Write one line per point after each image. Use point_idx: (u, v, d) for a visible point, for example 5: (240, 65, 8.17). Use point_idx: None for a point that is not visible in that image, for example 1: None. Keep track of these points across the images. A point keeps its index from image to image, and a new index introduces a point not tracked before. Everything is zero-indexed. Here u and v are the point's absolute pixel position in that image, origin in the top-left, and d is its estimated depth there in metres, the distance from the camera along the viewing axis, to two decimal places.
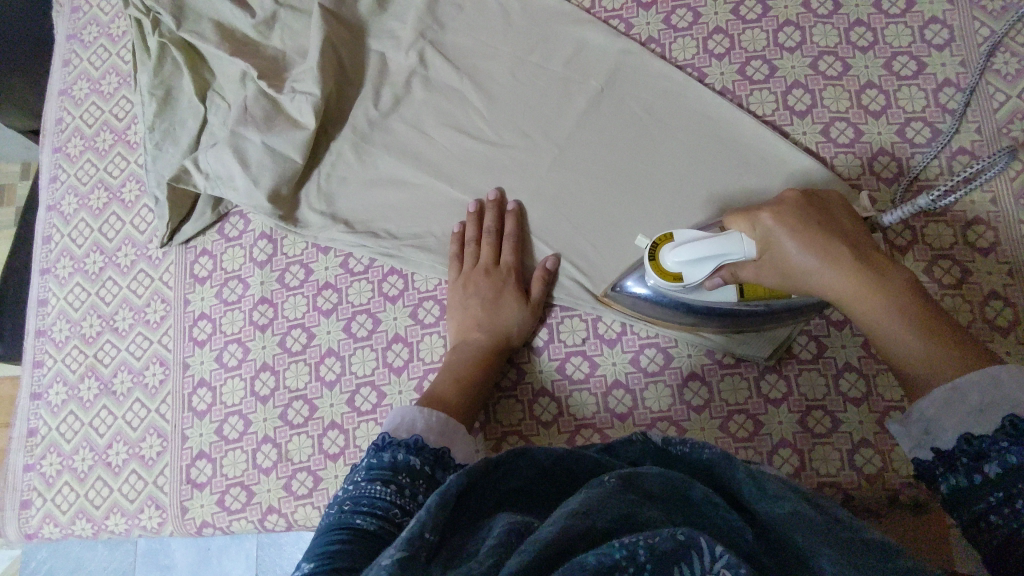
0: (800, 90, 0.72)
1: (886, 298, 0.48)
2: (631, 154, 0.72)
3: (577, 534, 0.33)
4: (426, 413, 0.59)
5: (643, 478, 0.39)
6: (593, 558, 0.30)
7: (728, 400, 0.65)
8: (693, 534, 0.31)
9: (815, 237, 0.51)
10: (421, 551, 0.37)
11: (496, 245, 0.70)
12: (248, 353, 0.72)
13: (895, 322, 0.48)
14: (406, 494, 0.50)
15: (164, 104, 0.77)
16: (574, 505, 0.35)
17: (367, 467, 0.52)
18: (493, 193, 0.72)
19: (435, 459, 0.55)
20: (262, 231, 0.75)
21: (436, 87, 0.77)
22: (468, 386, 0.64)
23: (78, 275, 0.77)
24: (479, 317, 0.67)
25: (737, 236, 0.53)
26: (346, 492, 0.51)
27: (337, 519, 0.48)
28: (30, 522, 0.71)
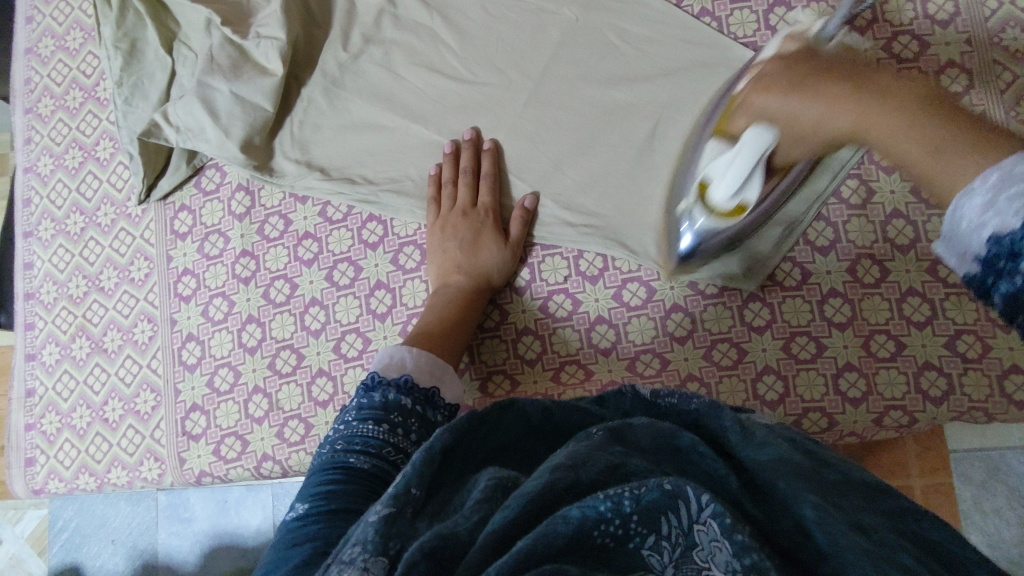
0: (782, 8, 0.69)
1: (922, 123, 0.38)
2: (610, 84, 0.70)
3: (565, 487, 0.36)
4: (415, 352, 0.59)
5: (632, 432, 0.42)
6: (577, 511, 0.33)
7: (712, 330, 0.65)
8: (679, 484, 0.33)
9: (805, 87, 0.45)
10: (408, 507, 0.38)
11: (474, 185, 0.69)
12: (234, 306, 0.73)
13: (957, 147, 0.35)
14: (398, 432, 0.51)
15: (130, 58, 0.75)
16: (560, 458, 0.38)
17: (358, 408, 0.52)
18: (469, 133, 0.71)
19: (425, 399, 0.56)
20: (238, 183, 0.75)
21: (407, 25, 0.74)
22: (454, 326, 0.64)
23: (60, 237, 0.77)
24: (459, 260, 0.67)
25: (750, 133, 0.51)
26: (338, 432, 0.51)
27: (329, 457, 0.48)
28: (35, 479, 0.74)
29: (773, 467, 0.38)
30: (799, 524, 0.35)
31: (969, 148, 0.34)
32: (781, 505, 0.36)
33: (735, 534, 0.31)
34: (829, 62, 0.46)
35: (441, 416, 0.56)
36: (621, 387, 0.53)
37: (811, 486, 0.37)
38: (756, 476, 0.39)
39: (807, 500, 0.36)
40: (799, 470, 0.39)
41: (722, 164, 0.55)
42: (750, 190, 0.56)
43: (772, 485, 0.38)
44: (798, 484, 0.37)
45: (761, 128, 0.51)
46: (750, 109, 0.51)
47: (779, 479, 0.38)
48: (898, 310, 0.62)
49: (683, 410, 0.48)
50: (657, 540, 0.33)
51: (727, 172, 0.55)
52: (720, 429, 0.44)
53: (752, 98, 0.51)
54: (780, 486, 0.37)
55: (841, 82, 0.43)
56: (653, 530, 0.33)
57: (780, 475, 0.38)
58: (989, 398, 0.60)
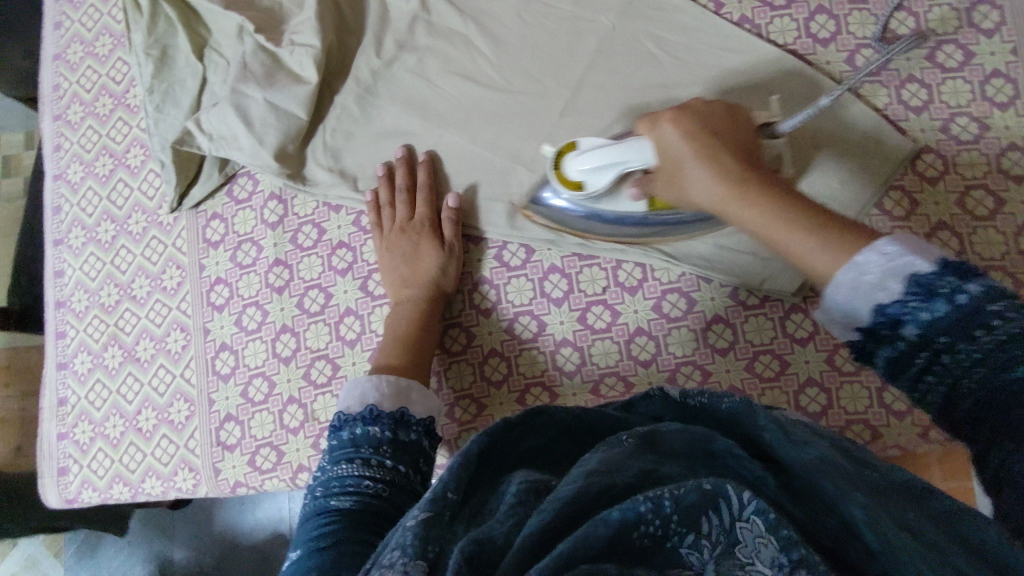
0: (823, 16, 0.68)
1: (795, 217, 0.45)
2: (648, 94, 0.69)
3: (598, 492, 0.34)
4: (376, 381, 0.58)
5: (662, 438, 0.41)
6: (616, 513, 0.31)
7: (754, 342, 0.65)
8: (719, 484, 0.32)
9: (715, 156, 0.51)
10: (446, 510, 0.37)
11: (410, 201, 0.70)
12: (267, 316, 0.72)
13: (817, 246, 0.43)
14: (373, 463, 0.50)
15: (162, 65, 0.75)
16: (594, 463, 0.36)
17: (330, 451, 0.52)
18: (401, 150, 0.72)
19: (397, 422, 0.54)
20: (271, 191, 0.74)
21: (441, 32, 0.74)
22: (410, 344, 0.64)
23: (91, 244, 0.77)
24: (404, 275, 0.68)
25: (636, 142, 0.57)
26: (318, 477, 0.51)
27: (313, 507, 0.48)
28: (69, 488, 0.73)
29: (817, 467, 0.35)
30: (842, 519, 0.34)
31: (829, 249, 0.42)
32: (823, 504, 0.35)
33: (780, 528, 0.30)
34: (722, 129, 0.54)
35: (416, 434, 0.55)
36: (650, 391, 0.53)
37: (859, 486, 0.34)
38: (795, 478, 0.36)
39: (857, 500, 0.32)
40: (842, 469, 0.35)
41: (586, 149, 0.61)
42: (593, 178, 0.60)
43: (818, 485, 0.34)
44: (846, 484, 0.34)
45: (646, 142, 0.57)
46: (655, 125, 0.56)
47: (825, 478, 0.34)
48: None
49: (716, 410, 0.45)
50: (697, 538, 0.31)
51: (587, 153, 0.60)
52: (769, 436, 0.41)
53: (660, 118, 0.55)
54: (824, 486, 0.34)
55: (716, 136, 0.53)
56: (694, 528, 0.31)
57: (824, 473, 0.35)
58: None
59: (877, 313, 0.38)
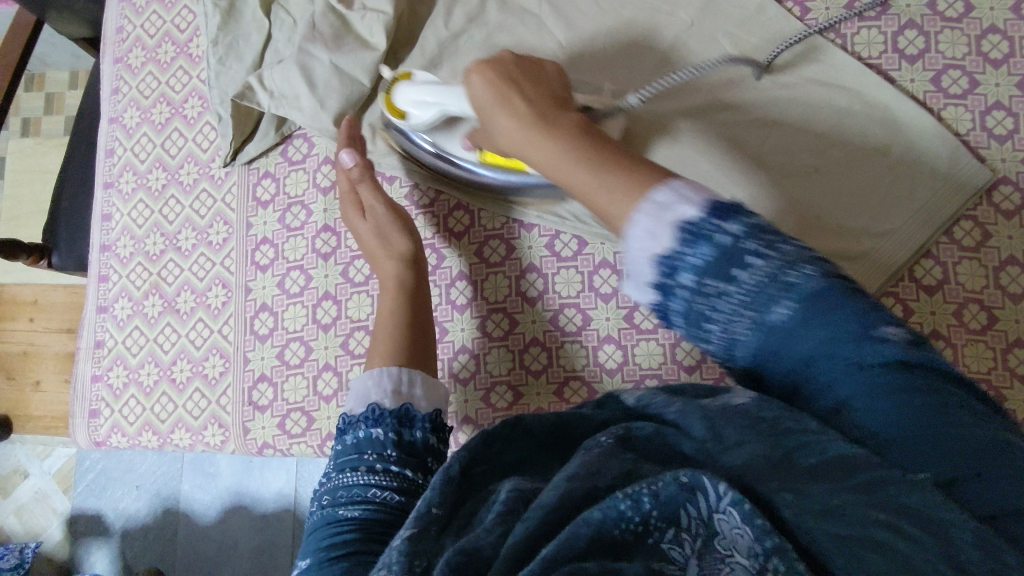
0: (913, 31, 0.66)
1: (581, 165, 0.46)
2: (722, 95, 0.67)
3: (580, 494, 0.35)
4: (378, 378, 0.56)
5: (635, 436, 0.40)
6: (598, 513, 0.33)
7: None
8: (697, 476, 0.33)
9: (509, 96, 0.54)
10: (432, 525, 0.38)
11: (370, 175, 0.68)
12: (310, 281, 0.72)
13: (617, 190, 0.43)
14: (380, 470, 0.49)
15: (229, 16, 0.74)
16: (573, 469, 0.37)
17: (336, 458, 0.52)
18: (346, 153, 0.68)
19: (400, 421, 0.52)
20: (326, 156, 0.73)
21: (514, 10, 0.72)
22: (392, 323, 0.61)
23: (141, 191, 0.77)
24: (370, 248, 0.66)
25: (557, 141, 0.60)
26: (325, 484, 0.51)
27: (321, 516, 0.48)
28: (98, 431, 0.74)
29: (763, 466, 0.34)
30: (785, 517, 0.32)
31: (622, 181, 0.43)
32: (785, 518, 0.32)
33: (755, 519, 0.31)
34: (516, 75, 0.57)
35: (421, 432, 0.53)
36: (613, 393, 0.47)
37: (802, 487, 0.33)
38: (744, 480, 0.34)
39: (791, 497, 0.32)
40: (783, 465, 0.34)
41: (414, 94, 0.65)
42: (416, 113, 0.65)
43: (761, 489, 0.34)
44: (787, 483, 0.33)
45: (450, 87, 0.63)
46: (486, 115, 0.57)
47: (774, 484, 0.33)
48: (1002, 361, 0.59)
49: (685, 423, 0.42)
50: (678, 531, 0.33)
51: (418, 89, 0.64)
52: None
53: (563, 117, 0.51)
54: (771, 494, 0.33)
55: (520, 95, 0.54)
56: (674, 524, 0.33)
57: (770, 478, 0.34)
58: None
59: (657, 263, 0.40)
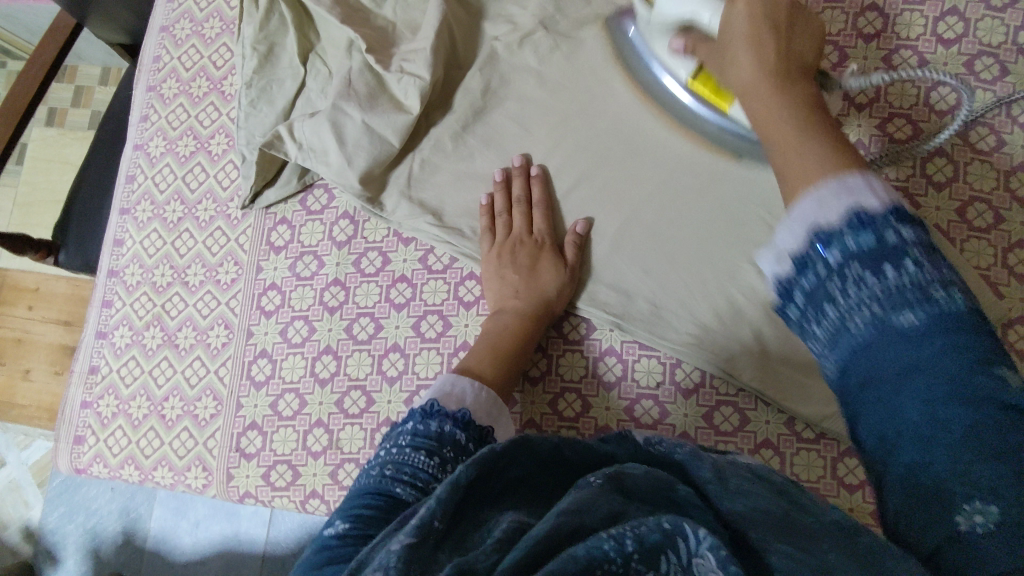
0: (942, 159, 0.66)
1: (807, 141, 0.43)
2: (743, 193, 0.67)
3: (569, 531, 0.34)
4: (477, 389, 0.58)
5: (628, 477, 0.39)
6: (583, 549, 0.31)
7: (801, 477, 0.62)
8: (677, 521, 0.33)
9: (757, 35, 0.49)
10: (429, 539, 0.35)
11: (527, 214, 0.69)
12: (313, 333, 0.71)
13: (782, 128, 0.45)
14: (449, 467, 0.48)
15: (265, 61, 0.74)
16: (565, 503, 0.36)
17: (411, 433, 0.50)
18: (519, 158, 0.71)
19: (480, 437, 0.53)
20: (345, 210, 0.73)
21: (549, 87, 0.72)
22: (503, 358, 0.62)
23: (156, 221, 0.76)
24: (517, 287, 0.66)
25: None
26: (387, 454, 0.49)
27: (377, 482, 0.47)
28: (81, 458, 0.73)
29: (755, 521, 0.36)
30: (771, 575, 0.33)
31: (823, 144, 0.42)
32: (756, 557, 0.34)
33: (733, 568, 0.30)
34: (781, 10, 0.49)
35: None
36: (624, 432, 0.49)
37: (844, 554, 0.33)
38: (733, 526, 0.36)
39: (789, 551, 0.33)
40: (774, 518, 0.36)
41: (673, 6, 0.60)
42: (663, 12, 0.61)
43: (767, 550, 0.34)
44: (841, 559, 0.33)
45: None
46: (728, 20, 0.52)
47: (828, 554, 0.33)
48: None
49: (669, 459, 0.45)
50: None
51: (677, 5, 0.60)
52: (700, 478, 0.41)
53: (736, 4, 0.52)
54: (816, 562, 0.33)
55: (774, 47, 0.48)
56: (652, 568, 0.32)
57: (816, 551, 0.34)
58: None
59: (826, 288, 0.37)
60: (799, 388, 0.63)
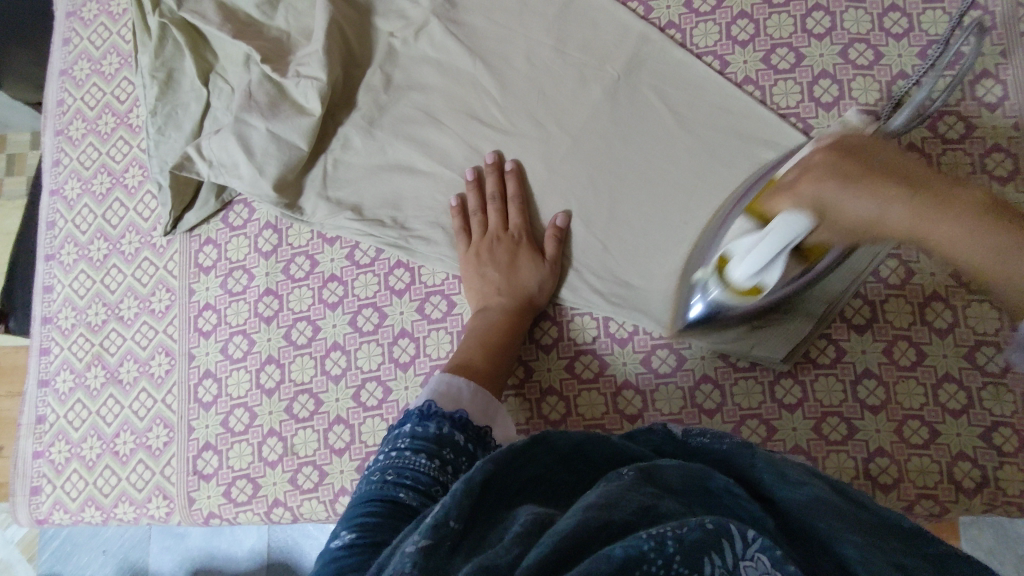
0: (827, 80, 0.68)
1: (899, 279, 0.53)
2: (649, 150, 0.69)
3: (596, 527, 0.33)
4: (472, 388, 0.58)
5: (663, 472, 0.39)
6: (620, 549, 0.30)
7: (742, 405, 0.64)
8: (721, 523, 0.32)
9: (862, 183, 0.47)
10: (447, 540, 0.34)
11: (503, 210, 0.69)
12: (254, 345, 0.71)
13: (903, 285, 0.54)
14: (450, 470, 0.49)
15: (166, 87, 0.75)
16: (592, 499, 0.35)
17: (412, 436, 0.50)
18: (492, 156, 0.70)
19: (477, 437, 0.53)
20: (267, 221, 0.74)
21: (449, 71, 0.74)
22: (493, 351, 0.63)
23: (83, 262, 0.77)
24: (499, 283, 0.66)
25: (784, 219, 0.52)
26: (387, 459, 0.49)
27: (379, 488, 0.46)
28: (40, 509, 0.72)
29: (814, 509, 0.37)
30: (840, 563, 0.34)
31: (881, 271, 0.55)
32: (822, 546, 0.35)
33: (787, 565, 0.30)
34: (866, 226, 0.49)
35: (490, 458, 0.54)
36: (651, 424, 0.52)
37: (853, 527, 0.36)
38: (792, 517, 0.38)
39: (851, 539, 0.35)
40: (833, 510, 0.37)
41: (747, 244, 0.56)
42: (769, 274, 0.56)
43: (809, 524, 0.37)
44: (838, 523, 0.36)
45: (793, 215, 0.52)
46: (799, 190, 0.51)
47: (818, 519, 0.37)
48: (933, 397, 0.61)
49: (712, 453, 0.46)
50: None
51: (751, 252, 0.55)
52: (752, 469, 0.41)
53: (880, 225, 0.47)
54: (820, 525, 0.36)
55: (905, 195, 0.46)
56: (697, 571, 0.30)
57: (818, 514, 0.37)
58: None
59: None
60: (722, 325, 0.65)
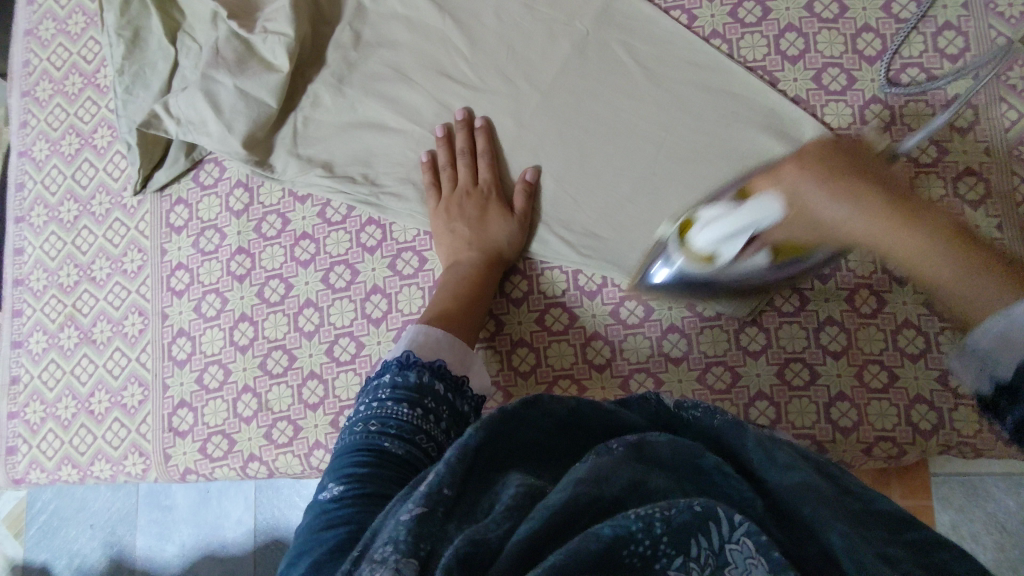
0: (793, 34, 0.69)
1: (924, 229, 0.45)
2: (617, 104, 0.69)
3: (586, 503, 0.33)
4: (449, 340, 0.58)
5: (651, 446, 0.38)
6: (608, 530, 0.30)
7: (708, 352, 0.65)
8: (711, 505, 0.32)
9: (839, 181, 0.47)
10: (439, 507, 0.35)
11: (473, 165, 0.70)
12: (226, 304, 0.72)
13: (944, 269, 0.44)
14: (431, 418, 0.50)
15: (133, 46, 0.74)
16: (583, 470, 0.35)
17: (392, 387, 0.51)
18: (459, 112, 0.71)
19: (456, 387, 0.54)
20: (238, 179, 0.74)
21: (419, 28, 0.74)
22: (466, 304, 0.64)
23: (53, 224, 0.76)
24: (468, 237, 0.67)
25: (756, 203, 0.52)
26: (369, 410, 0.50)
27: (363, 439, 0.47)
28: (17, 468, 0.73)
29: (803, 494, 0.37)
30: (826, 549, 0.34)
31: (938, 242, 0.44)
32: (807, 532, 0.35)
33: (772, 552, 0.30)
34: (862, 168, 0.48)
35: (469, 407, 0.55)
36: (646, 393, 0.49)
37: (838, 515, 0.35)
38: (782, 500, 0.37)
39: (838, 528, 0.34)
40: (824, 496, 0.37)
41: (712, 214, 0.56)
42: (726, 248, 0.56)
43: (799, 511, 0.36)
44: (827, 512, 0.35)
45: (768, 196, 0.51)
46: (782, 177, 0.51)
47: (807, 506, 0.36)
48: (892, 342, 0.63)
49: (706, 427, 0.44)
50: (686, 561, 0.31)
51: (714, 220, 0.55)
52: (744, 446, 0.41)
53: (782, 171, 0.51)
54: (809, 514, 0.35)
55: (881, 197, 0.46)
56: (683, 552, 0.31)
57: (808, 501, 0.36)
58: (979, 434, 0.60)
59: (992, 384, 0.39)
60: None
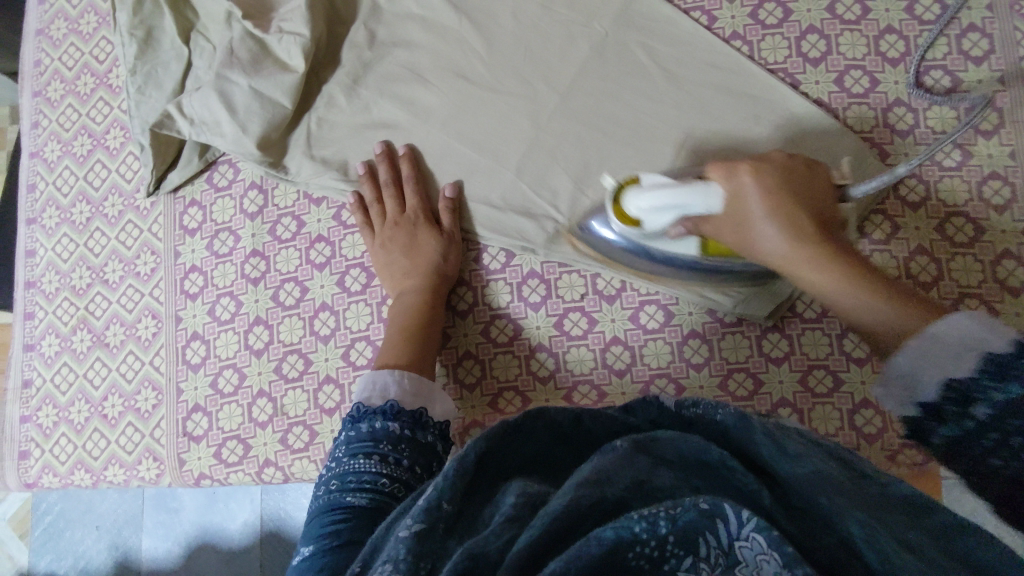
0: (815, 35, 0.68)
1: (838, 265, 0.49)
2: (636, 106, 0.68)
3: (589, 505, 0.33)
4: (398, 376, 0.57)
5: (659, 445, 0.38)
6: (611, 532, 0.30)
7: (730, 359, 0.65)
8: (717, 503, 0.31)
9: (782, 206, 0.50)
10: (439, 522, 0.35)
11: (397, 195, 0.70)
12: (241, 307, 0.71)
13: (852, 297, 0.49)
14: (391, 462, 0.49)
15: (146, 46, 0.73)
16: (585, 475, 0.35)
17: (347, 443, 0.51)
18: (380, 145, 0.71)
19: (415, 421, 0.53)
20: (252, 181, 0.73)
21: (434, 27, 0.73)
22: (414, 333, 0.63)
23: (65, 226, 0.76)
24: (405, 265, 0.67)
25: (701, 187, 0.52)
26: (331, 471, 0.49)
27: (327, 499, 0.46)
28: (29, 472, 0.72)
29: (814, 483, 0.35)
30: (844, 540, 0.32)
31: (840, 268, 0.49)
32: (822, 523, 0.33)
33: (783, 545, 0.29)
34: (799, 190, 0.52)
35: (433, 436, 0.54)
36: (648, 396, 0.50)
37: (855, 503, 0.33)
38: (794, 490, 0.35)
39: (857, 517, 0.32)
40: (837, 484, 0.35)
41: (657, 179, 0.54)
42: (654, 218, 0.55)
43: (813, 501, 0.34)
44: (842, 501, 0.33)
45: (714, 186, 0.52)
46: (732, 175, 0.52)
47: (823, 496, 0.34)
48: None
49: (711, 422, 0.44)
50: (695, 561, 0.30)
51: (657, 186, 0.53)
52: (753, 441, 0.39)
53: (741, 168, 0.52)
54: (824, 503, 0.33)
55: (808, 226, 0.50)
56: (692, 551, 0.30)
57: (823, 489, 0.34)
58: None
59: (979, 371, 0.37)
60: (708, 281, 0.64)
